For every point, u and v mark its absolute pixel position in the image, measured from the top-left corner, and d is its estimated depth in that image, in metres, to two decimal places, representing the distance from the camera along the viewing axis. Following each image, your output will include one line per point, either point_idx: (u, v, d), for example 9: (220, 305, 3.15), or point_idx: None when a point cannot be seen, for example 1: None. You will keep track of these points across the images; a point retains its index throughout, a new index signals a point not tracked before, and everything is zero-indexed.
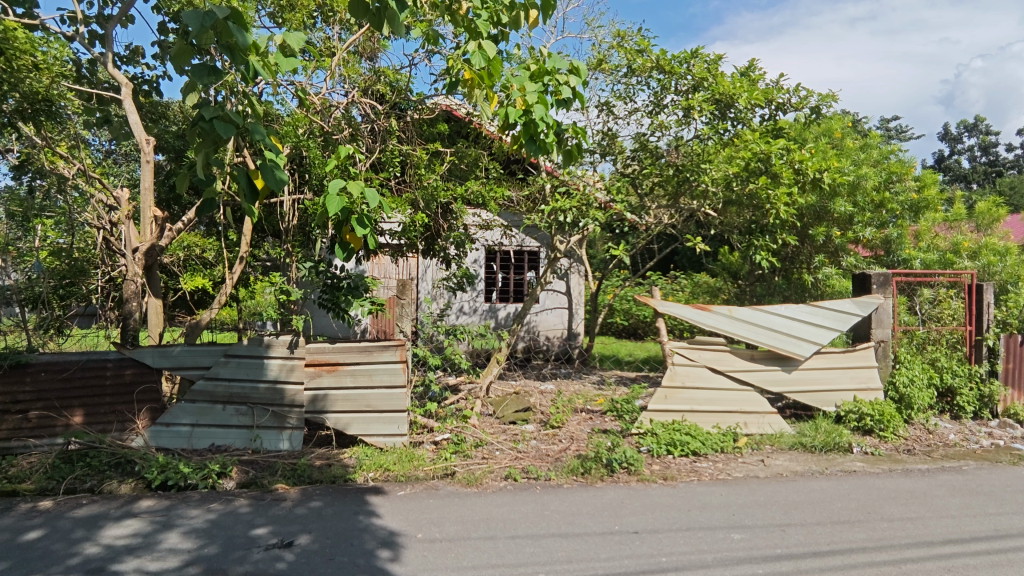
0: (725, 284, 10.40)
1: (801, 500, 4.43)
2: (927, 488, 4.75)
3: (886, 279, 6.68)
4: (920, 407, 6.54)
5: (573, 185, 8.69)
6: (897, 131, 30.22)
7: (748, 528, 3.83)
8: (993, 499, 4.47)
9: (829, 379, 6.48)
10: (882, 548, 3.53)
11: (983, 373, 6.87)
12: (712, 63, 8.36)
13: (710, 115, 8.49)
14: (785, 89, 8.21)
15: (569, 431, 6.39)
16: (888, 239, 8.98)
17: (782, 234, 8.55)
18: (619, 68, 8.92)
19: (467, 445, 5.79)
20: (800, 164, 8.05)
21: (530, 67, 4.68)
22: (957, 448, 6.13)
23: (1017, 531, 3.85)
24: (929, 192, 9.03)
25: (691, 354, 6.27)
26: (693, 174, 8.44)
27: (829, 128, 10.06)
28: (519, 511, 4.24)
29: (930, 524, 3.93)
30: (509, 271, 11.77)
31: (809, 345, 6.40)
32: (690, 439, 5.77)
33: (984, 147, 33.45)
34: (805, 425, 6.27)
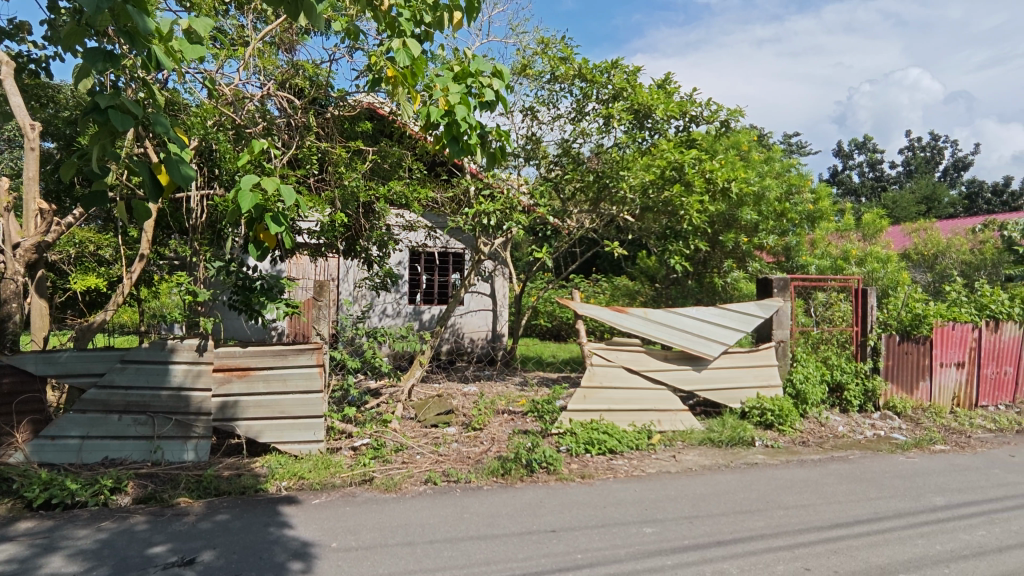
0: (643, 287, 10.80)
1: (708, 493, 4.68)
2: (818, 477, 5.16)
3: (785, 283, 7.21)
4: (814, 402, 7.08)
5: (496, 188, 8.77)
6: (798, 145, 32.60)
7: (659, 522, 4.00)
8: (874, 486, 4.91)
9: (734, 377, 6.91)
10: (779, 534, 3.79)
11: (867, 369, 7.53)
12: (631, 75, 8.67)
13: (629, 124, 8.82)
14: (698, 103, 8.64)
15: (490, 432, 6.43)
16: (788, 247, 9.71)
17: (694, 240, 9.01)
18: (542, 75, 9.07)
19: (387, 450, 5.68)
20: (710, 174, 8.50)
21: (454, 68, 4.66)
22: (845, 438, 6.68)
23: (893, 512, 4.25)
24: (823, 204, 9.83)
25: (608, 355, 6.51)
26: (612, 181, 8.72)
27: (737, 141, 10.70)
28: (438, 515, 4.21)
29: (820, 511, 4.26)
30: (433, 273, 11.69)
31: (718, 345, 6.78)
32: (607, 438, 5.96)
33: (871, 163, 36.77)
34: (713, 421, 6.63)
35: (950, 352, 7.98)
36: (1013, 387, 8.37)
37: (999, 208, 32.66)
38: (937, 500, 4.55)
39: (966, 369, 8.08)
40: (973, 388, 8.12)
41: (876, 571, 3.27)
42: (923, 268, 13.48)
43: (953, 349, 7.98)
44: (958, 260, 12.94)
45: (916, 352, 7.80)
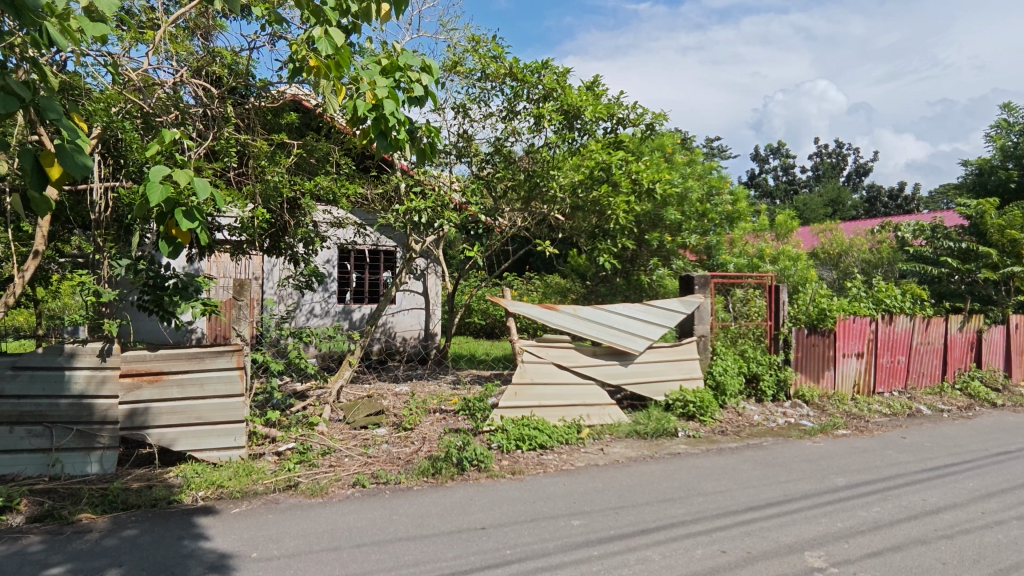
0: (574, 284, 10.97)
1: (633, 483, 4.84)
2: (735, 464, 5.45)
3: (706, 281, 7.57)
4: (731, 393, 7.47)
5: (427, 186, 8.68)
6: (720, 149, 34.22)
7: (587, 514, 4.10)
8: (784, 470, 5.25)
9: (658, 371, 7.19)
10: (698, 520, 3.96)
11: (780, 361, 8.03)
12: (561, 75, 8.80)
13: (559, 124, 8.94)
14: (624, 106, 8.88)
15: (421, 432, 6.36)
16: (709, 245, 10.18)
17: (622, 239, 9.27)
18: (473, 72, 9.06)
19: (313, 454, 5.50)
20: (636, 175, 8.76)
21: (381, 61, 4.58)
22: (759, 427, 7.09)
23: (801, 494, 4.55)
24: (740, 205, 10.39)
25: (539, 352, 6.61)
26: (543, 180, 8.84)
27: (662, 143, 11.10)
28: (366, 519, 4.12)
29: (736, 496, 4.49)
30: (364, 271, 11.45)
31: (644, 341, 7.03)
32: (537, 433, 6.04)
33: (785, 168, 39.19)
34: (639, 414, 6.85)
35: (851, 343, 8.63)
36: (905, 374, 9.16)
37: (894, 211, 35.66)
38: (838, 481, 4.91)
39: (865, 359, 8.76)
40: (871, 376, 8.82)
41: (785, 549, 3.49)
42: (830, 266, 14.51)
43: (853, 340, 8.64)
44: (859, 258, 14.03)
45: (822, 344, 8.38)
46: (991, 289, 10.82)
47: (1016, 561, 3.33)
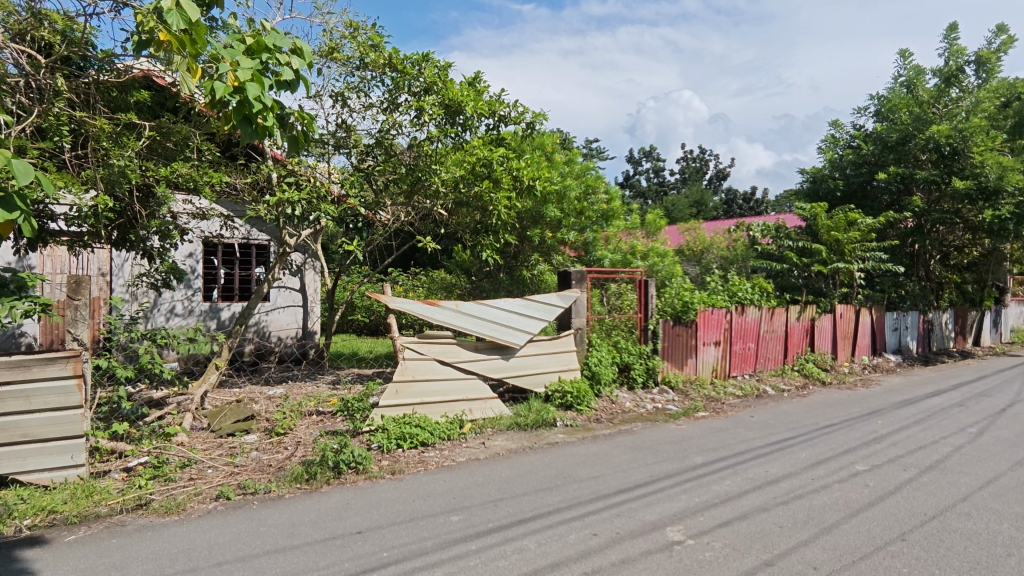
0: (460, 280, 10.80)
1: (512, 475, 4.95)
2: (607, 450, 5.75)
3: (582, 276, 7.95)
4: (606, 381, 7.88)
5: (302, 176, 8.22)
6: (598, 149, 35.91)
7: (466, 509, 4.13)
8: (651, 452, 5.63)
9: (538, 364, 7.42)
10: (572, 506, 4.14)
11: (649, 350, 8.60)
12: (442, 69, 8.72)
13: (441, 119, 8.82)
14: (506, 103, 8.99)
15: (296, 436, 6.03)
16: (586, 242, 10.65)
17: (504, 235, 9.39)
18: (352, 60, 8.70)
19: (170, 467, 5.01)
20: (517, 172, 8.98)
21: (245, 39, 4.22)
22: (630, 413, 7.55)
23: (665, 474, 4.91)
24: (614, 204, 10.99)
25: (420, 348, 6.54)
26: (424, 174, 8.72)
27: (543, 142, 11.44)
28: (230, 533, 3.82)
29: (608, 480, 4.75)
30: (233, 267, 10.60)
31: (524, 334, 7.21)
32: (419, 431, 5.98)
33: (655, 170, 42.04)
34: (520, 406, 7.01)
35: (710, 332, 9.46)
36: (755, 359, 10.22)
37: (747, 212, 39.69)
38: (697, 459, 5.37)
39: (721, 347, 9.65)
40: (727, 361, 9.73)
41: (649, 527, 3.74)
42: (693, 262, 15.79)
43: (712, 330, 9.48)
44: (718, 255, 15.43)
45: (685, 334, 9.10)
46: (822, 282, 12.38)
47: (836, 519, 3.84)
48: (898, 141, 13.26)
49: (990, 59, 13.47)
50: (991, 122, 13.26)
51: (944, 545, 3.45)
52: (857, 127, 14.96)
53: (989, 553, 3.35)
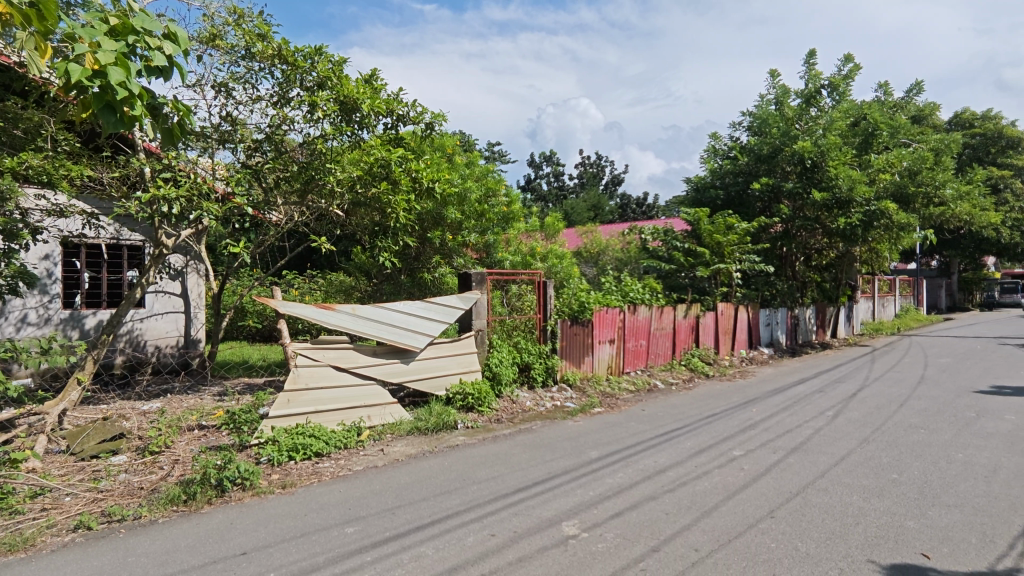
0: (360, 283, 10.51)
1: (411, 481, 4.86)
2: (507, 450, 5.82)
3: (483, 277, 7.98)
4: (506, 382, 7.96)
5: (180, 171, 7.57)
6: (500, 152, 36.30)
7: (361, 519, 3.99)
8: (549, 450, 5.76)
9: (439, 367, 7.36)
10: (471, 508, 4.13)
11: (548, 350, 8.80)
12: (336, 65, 8.41)
13: (336, 116, 8.48)
14: (404, 102, 8.81)
15: (173, 453, 5.54)
16: (488, 244, 10.73)
17: (403, 237, 9.15)
18: (236, 49, 8.16)
19: (18, 499, 4.42)
20: (416, 174, 8.81)
21: (109, 18, 3.81)
22: (530, 411, 7.69)
23: (562, 470, 5.04)
24: (514, 207, 11.15)
25: (314, 354, 6.27)
26: (318, 173, 8.33)
27: (443, 144, 11.40)
28: (90, 568, 3.43)
29: (506, 479, 4.80)
30: (99, 270, 9.57)
31: (424, 337, 7.12)
32: (313, 441, 5.72)
33: (555, 175, 43.20)
34: (420, 410, 6.91)
35: (605, 331, 9.85)
36: (646, 355, 10.79)
37: (640, 216, 41.87)
38: (592, 453, 5.57)
39: (616, 345, 10.09)
40: (621, 358, 10.19)
41: (546, 523, 3.82)
42: (590, 264, 16.40)
43: (607, 328, 9.88)
44: (613, 256, 16.12)
45: (582, 333, 9.41)
46: (706, 282, 13.32)
47: (715, 502, 4.14)
48: (769, 153, 14.58)
49: (842, 84, 15.16)
50: (843, 138, 14.92)
51: (805, 519, 3.81)
52: (734, 140, 16.27)
53: (842, 523, 3.75)
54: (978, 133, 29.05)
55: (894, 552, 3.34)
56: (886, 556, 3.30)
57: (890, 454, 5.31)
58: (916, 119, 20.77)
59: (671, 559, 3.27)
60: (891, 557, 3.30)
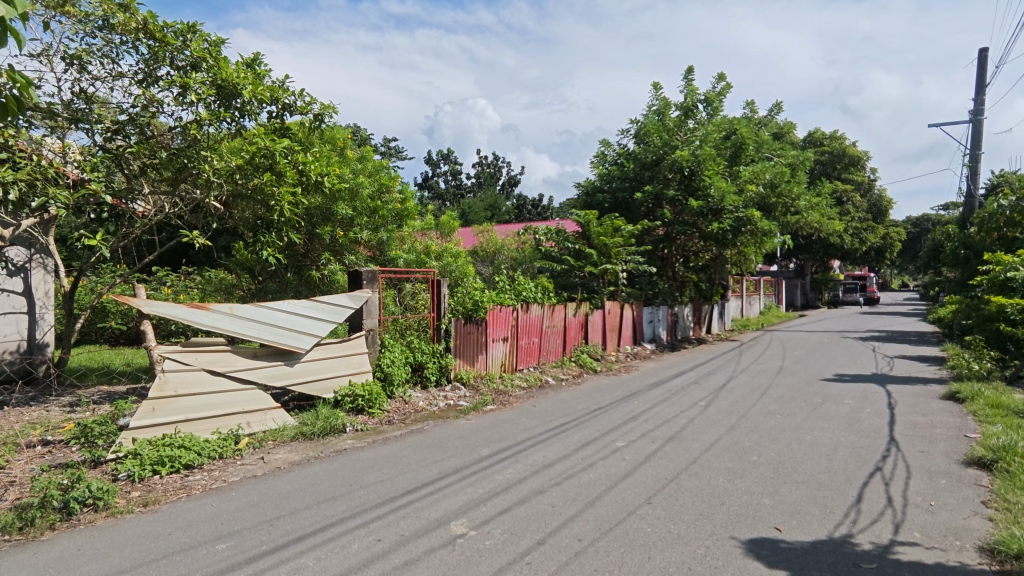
0: (241, 281, 9.82)
1: (293, 489, 4.61)
2: (397, 451, 5.70)
3: (374, 276, 7.77)
4: (398, 382, 7.80)
5: (20, 152, 6.62)
6: (396, 148, 35.55)
7: (235, 535, 3.72)
8: (440, 449, 5.74)
9: (327, 368, 7.06)
10: (357, 514, 4.00)
11: (442, 349, 8.73)
12: (214, 46, 7.78)
13: (212, 100, 7.80)
14: (290, 91, 8.31)
15: (8, 475, 4.84)
16: (381, 241, 10.47)
17: (288, 233, 8.59)
18: (92, 18, 7.28)
19: None
20: (302, 166, 8.32)
21: None
22: (423, 412, 7.59)
23: (452, 469, 5.01)
24: (408, 204, 10.95)
25: (185, 358, 5.77)
26: (191, 161, 7.71)
27: (333, 137, 10.99)
28: None
29: (395, 482, 4.70)
30: None
31: (310, 338, 6.80)
32: (182, 452, 5.25)
33: (453, 173, 43.07)
34: (306, 414, 6.58)
35: (498, 330, 9.95)
36: (539, 353, 11.05)
37: (535, 217, 42.86)
38: (482, 451, 5.61)
39: (509, 342, 10.23)
40: (514, 356, 10.35)
41: (433, 524, 3.79)
42: (486, 262, 16.53)
43: (500, 327, 9.99)
44: (508, 256, 16.32)
45: (476, 331, 9.43)
46: (595, 281, 13.92)
47: (598, 493, 4.33)
48: (652, 162, 15.52)
49: (715, 100, 16.45)
50: (717, 150, 16.20)
51: (678, 503, 4.09)
52: (621, 147, 17.11)
53: (709, 504, 4.07)
54: (827, 151, 32.81)
55: (752, 528, 3.68)
56: (745, 532, 3.62)
57: (752, 439, 5.85)
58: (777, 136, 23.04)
59: (555, 551, 3.36)
60: (749, 533, 3.62)
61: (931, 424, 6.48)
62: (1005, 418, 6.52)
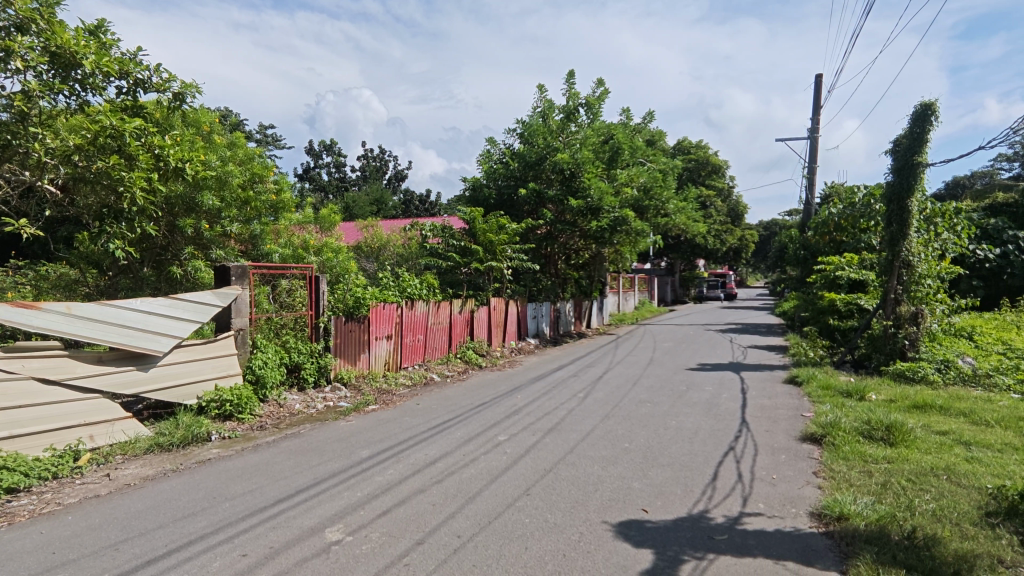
0: (86, 276, 8.71)
1: (146, 507, 4.17)
2: (269, 458, 5.36)
3: (243, 271, 7.25)
4: (271, 385, 7.31)
5: None
6: (273, 136, 33.42)
7: (70, 564, 3.28)
8: (317, 453, 5.47)
9: (188, 372, 6.45)
10: (220, 529, 3.70)
11: (320, 348, 8.33)
12: (47, 7, 6.79)
13: (45, 70, 6.80)
14: (143, 65, 7.47)
15: None
16: (253, 235, 9.79)
17: (142, 223, 7.62)
18: None
19: None
20: (160, 150, 7.56)
21: None
22: (299, 415, 7.20)
23: (329, 473, 4.81)
24: (284, 195, 10.39)
25: (10, 365, 5.04)
26: (17, 137, 6.61)
27: (197, 119, 10.04)
28: None
29: (264, 492, 4.40)
30: None
31: (168, 340, 6.18)
32: (5, 475, 4.54)
33: (336, 165, 41.33)
34: (163, 423, 5.97)
35: (381, 327, 9.69)
36: (423, 350, 10.92)
37: (422, 213, 42.35)
38: (362, 453, 5.44)
39: (393, 340, 10.00)
40: (398, 354, 10.14)
41: (306, 533, 3.60)
42: (371, 258, 16.08)
43: (383, 324, 9.72)
44: (394, 252, 15.92)
45: (357, 329, 9.09)
46: (481, 278, 14.00)
47: (478, 487, 4.36)
48: (535, 161, 15.90)
49: (595, 105, 17.21)
50: (597, 153, 16.97)
51: (555, 493, 4.23)
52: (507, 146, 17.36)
53: (583, 491, 4.26)
54: (693, 159, 35.63)
55: (621, 511, 3.90)
56: (615, 516, 3.82)
57: (625, 427, 6.20)
58: (650, 143, 24.62)
59: (433, 550, 3.34)
60: (618, 516, 3.83)
61: (775, 406, 7.28)
62: (832, 398, 7.49)
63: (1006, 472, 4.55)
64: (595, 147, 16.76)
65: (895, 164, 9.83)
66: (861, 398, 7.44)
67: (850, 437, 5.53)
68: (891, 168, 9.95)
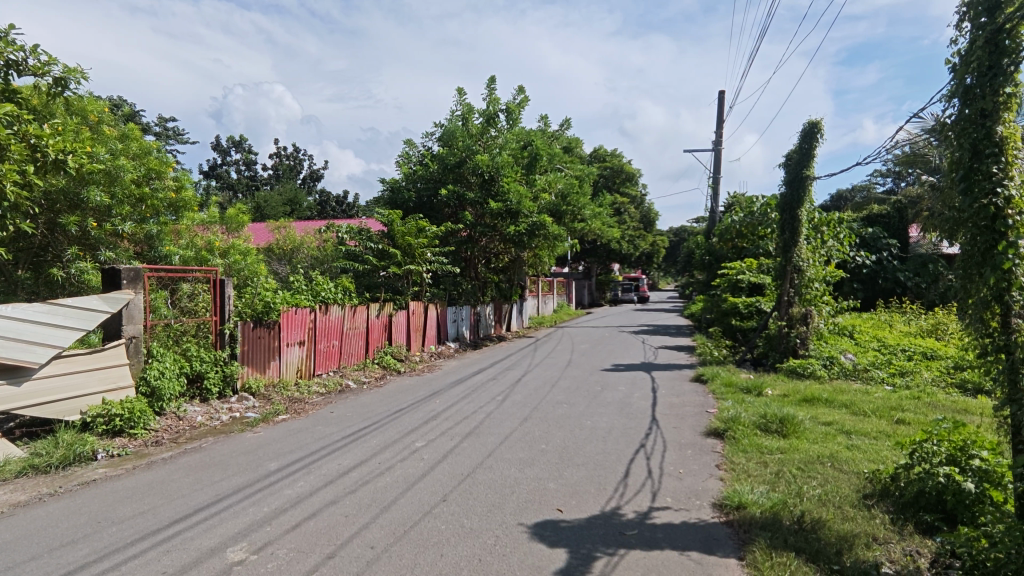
0: None
1: (15, 537, 3.74)
2: (165, 475, 4.97)
3: (136, 274, 6.72)
4: (169, 397, 6.78)
5: None
6: (174, 129, 31.22)
7: None
8: (219, 468, 5.14)
9: (70, 385, 5.86)
10: (106, 556, 3.40)
11: (225, 356, 7.84)
12: None
13: None
14: (16, 45, 6.71)
15: None
16: (149, 235, 9.06)
17: (13, 221, 6.81)
18: None
19: None
20: (36, 140, 6.80)
21: None
22: (201, 428, 6.73)
23: (232, 489, 4.53)
24: (185, 193, 9.72)
25: None
26: None
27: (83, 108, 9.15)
28: None
29: (158, 513, 4.08)
30: None
31: (46, 350, 5.60)
32: None
33: (245, 162, 39.23)
34: (40, 443, 5.39)
35: (293, 332, 9.26)
36: (338, 356, 10.54)
37: (340, 215, 41.04)
38: (270, 466, 5.16)
39: (305, 346, 9.58)
40: (311, 360, 9.73)
41: (205, 555, 3.37)
42: (283, 261, 15.38)
43: (295, 330, 9.29)
44: (308, 255, 15.33)
45: (267, 335, 8.63)
46: (399, 282, 13.75)
47: (394, 496, 4.27)
48: (455, 164, 15.86)
49: (515, 110, 17.39)
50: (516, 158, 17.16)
51: (471, 497, 4.22)
52: (426, 148, 17.19)
53: (500, 494, 4.27)
54: (608, 166, 36.88)
55: (537, 512, 3.95)
56: (530, 518, 3.86)
57: (541, 429, 6.29)
58: (568, 150, 25.23)
59: (346, 563, 3.23)
60: (534, 517, 3.88)
61: (682, 403, 7.66)
62: (734, 394, 7.98)
63: (879, 457, 5.04)
64: (514, 152, 16.95)
65: (788, 176, 10.65)
66: (758, 394, 7.99)
67: (748, 431, 5.91)
68: (785, 180, 10.76)
